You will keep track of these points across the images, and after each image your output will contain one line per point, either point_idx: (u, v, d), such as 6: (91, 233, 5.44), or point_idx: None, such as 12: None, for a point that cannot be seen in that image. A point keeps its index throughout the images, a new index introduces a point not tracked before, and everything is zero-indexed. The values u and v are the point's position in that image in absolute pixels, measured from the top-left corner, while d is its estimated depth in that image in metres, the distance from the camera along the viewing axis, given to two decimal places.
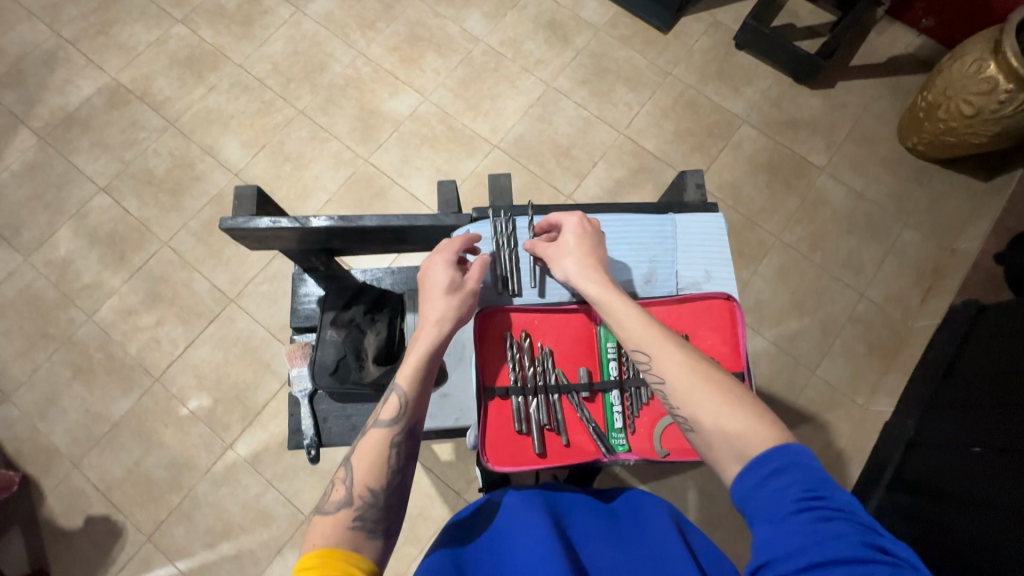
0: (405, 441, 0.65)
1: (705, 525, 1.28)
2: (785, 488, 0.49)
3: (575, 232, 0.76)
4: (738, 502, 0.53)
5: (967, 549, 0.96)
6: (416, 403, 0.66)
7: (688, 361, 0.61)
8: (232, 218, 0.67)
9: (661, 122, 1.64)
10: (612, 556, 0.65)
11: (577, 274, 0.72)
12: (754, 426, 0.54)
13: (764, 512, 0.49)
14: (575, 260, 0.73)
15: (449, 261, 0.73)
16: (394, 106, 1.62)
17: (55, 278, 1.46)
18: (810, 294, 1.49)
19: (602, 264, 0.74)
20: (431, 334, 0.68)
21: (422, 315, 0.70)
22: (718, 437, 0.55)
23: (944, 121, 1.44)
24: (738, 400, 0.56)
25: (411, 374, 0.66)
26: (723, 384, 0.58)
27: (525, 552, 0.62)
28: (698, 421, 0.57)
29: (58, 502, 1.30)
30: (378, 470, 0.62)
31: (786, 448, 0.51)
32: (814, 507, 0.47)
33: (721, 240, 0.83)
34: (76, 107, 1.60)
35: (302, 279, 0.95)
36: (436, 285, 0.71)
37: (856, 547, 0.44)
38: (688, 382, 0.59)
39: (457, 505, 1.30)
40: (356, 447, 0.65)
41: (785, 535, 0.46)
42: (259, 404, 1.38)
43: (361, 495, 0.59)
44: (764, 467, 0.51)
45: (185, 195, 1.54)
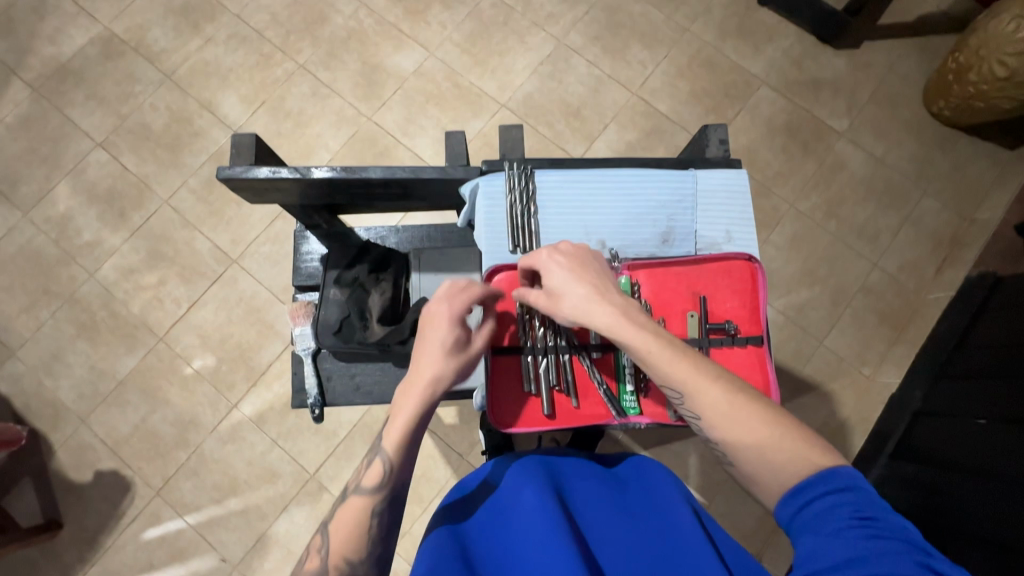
0: (387, 509, 0.62)
1: (704, 491, 1.30)
2: (837, 507, 0.50)
3: (557, 266, 0.65)
4: (786, 526, 0.54)
5: (971, 518, 0.97)
6: (401, 471, 0.62)
7: (730, 392, 0.59)
8: (229, 168, 0.64)
9: (676, 82, 1.57)
10: (617, 529, 0.64)
11: (583, 308, 0.62)
12: (806, 450, 0.55)
13: (813, 527, 0.50)
14: (581, 293, 0.63)
15: (459, 318, 0.65)
16: (398, 62, 1.56)
17: (55, 235, 1.44)
18: (822, 263, 1.46)
19: (607, 288, 0.64)
20: (421, 396, 0.63)
21: (415, 371, 0.63)
22: (766, 475, 0.55)
23: (974, 84, 1.37)
24: (785, 430, 0.56)
25: (398, 441, 0.61)
26: (766, 414, 0.58)
27: (529, 527, 0.61)
28: (743, 458, 0.57)
29: (67, 456, 1.32)
30: (357, 540, 0.59)
31: (840, 473, 0.52)
32: (864, 524, 0.48)
33: (744, 198, 0.80)
34: (69, 58, 1.54)
35: (304, 237, 0.92)
36: (436, 342, 0.64)
37: (904, 565, 0.44)
38: (727, 417, 0.58)
39: (459, 466, 1.31)
40: (333, 511, 0.62)
41: (831, 546, 0.47)
42: (264, 364, 1.39)
43: (337, 567, 0.56)
44: (812, 489, 0.52)
45: (183, 151, 1.50)
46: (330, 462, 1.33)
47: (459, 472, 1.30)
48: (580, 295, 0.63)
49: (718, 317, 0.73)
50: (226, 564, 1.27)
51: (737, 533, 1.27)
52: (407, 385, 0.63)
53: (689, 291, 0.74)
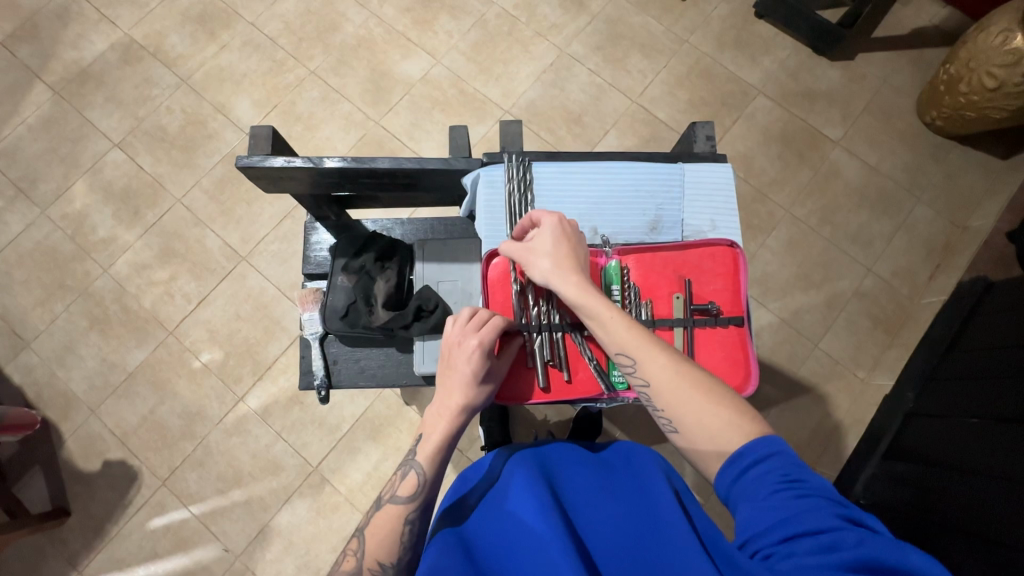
0: (419, 519, 0.66)
1: (700, 489, 1.32)
2: (765, 474, 0.55)
3: (552, 230, 0.72)
4: (724, 497, 0.58)
5: (960, 514, 0.99)
6: (433, 485, 0.67)
7: (673, 362, 0.64)
8: (248, 157, 0.68)
9: (675, 91, 1.62)
10: (607, 507, 0.65)
11: (553, 276, 0.69)
12: (737, 422, 0.59)
13: (747, 496, 0.55)
14: (552, 261, 0.70)
15: (484, 346, 0.69)
16: (406, 69, 1.61)
17: (71, 231, 1.49)
18: (817, 268, 1.49)
19: (581, 265, 0.71)
20: (452, 418, 0.69)
21: (444, 398, 0.70)
22: (702, 440, 0.60)
23: (965, 94, 1.41)
24: (720, 399, 0.61)
25: (430, 457, 0.68)
26: (705, 384, 0.63)
27: (522, 510, 0.62)
28: (682, 421, 0.61)
29: (77, 446, 1.36)
30: (389, 546, 0.63)
31: (765, 441, 0.57)
32: (793, 485, 0.53)
33: (728, 190, 0.84)
34: (90, 62, 1.60)
35: (313, 228, 0.96)
36: (462, 372, 0.70)
37: (829, 517, 0.50)
38: (671, 385, 0.63)
39: (459, 461, 1.34)
40: (368, 517, 0.67)
41: (765, 511, 0.52)
42: (270, 358, 1.42)
43: (370, 568, 0.61)
44: (744, 456, 0.57)
45: (197, 152, 1.55)
46: (333, 455, 1.36)
47: (459, 466, 1.33)
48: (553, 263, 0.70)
49: (702, 298, 0.76)
50: (230, 554, 1.30)
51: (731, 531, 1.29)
52: (437, 408, 0.70)
53: (675, 274, 0.77)
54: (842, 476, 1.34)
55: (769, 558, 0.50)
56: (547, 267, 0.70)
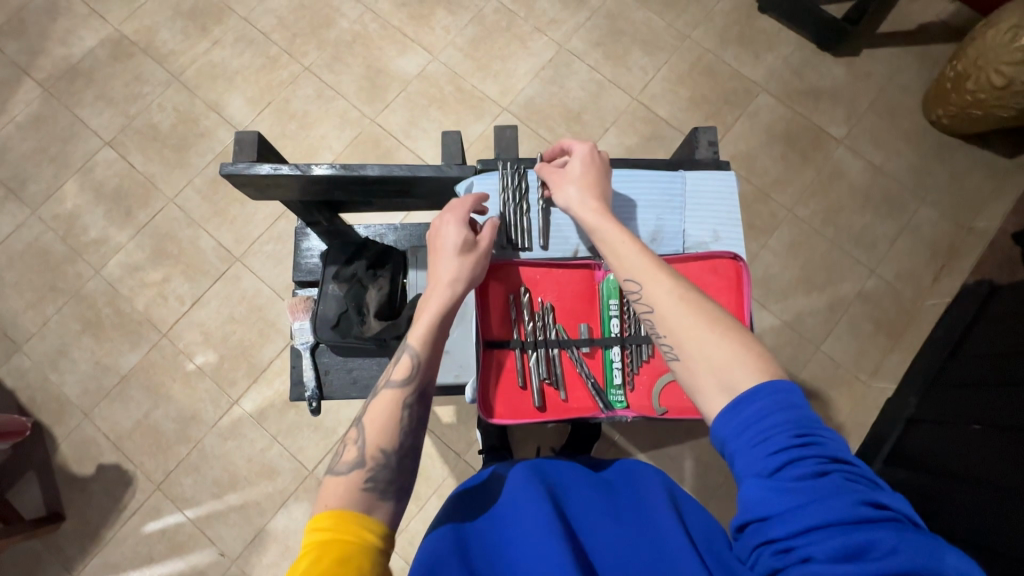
0: (417, 404, 0.65)
1: (700, 493, 1.31)
2: (775, 431, 0.50)
3: (584, 153, 0.75)
4: (721, 446, 0.54)
5: (963, 523, 0.98)
6: (429, 363, 0.66)
7: (678, 287, 0.61)
8: (233, 164, 0.66)
9: (676, 88, 1.59)
10: (608, 529, 0.62)
11: (576, 200, 0.71)
12: (740, 355, 0.54)
13: (752, 467, 0.49)
14: (577, 186, 0.72)
15: (462, 221, 0.70)
16: (402, 65, 1.58)
17: (62, 232, 1.47)
18: (819, 270, 1.47)
19: (605, 197, 0.72)
20: (444, 292, 0.68)
21: (433, 275, 0.69)
22: (704, 368, 0.55)
23: (972, 92, 1.38)
24: (724, 329, 0.57)
25: (424, 334, 0.66)
26: (710, 314, 0.59)
27: (524, 529, 0.60)
28: (683, 347, 0.58)
29: (70, 450, 1.34)
30: (389, 431, 0.62)
31: (773, 385, 0.52)
32: (804, 456, 0.48)
33: (731, 199, 0.81)
34: (80, 59, 1.57)
35: (305, 233, 0.94)
36: (448, 244, 0.69)
37: (852, 506, 0.44)
38: (676, 312, 0.59)
39: (456, 466, 1.32)
40: (365, 408, 0.65)
41: (780, 495, 0.47)
42: (264, 361, 1.40)
43: (373, 455, 0.59)
44: (747, 405, 0.52)
45: (190, 151, 1.52)
46: (329, 460, 1.34)
47: (457, 471, 1.31)
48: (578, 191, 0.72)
49: None
50: (225, 558, 1.29)
51: None
52: (428, 288, 0.69)
53: None
54: None
55: (785, 553, 0.45)
56: (573, 194, 0.72)
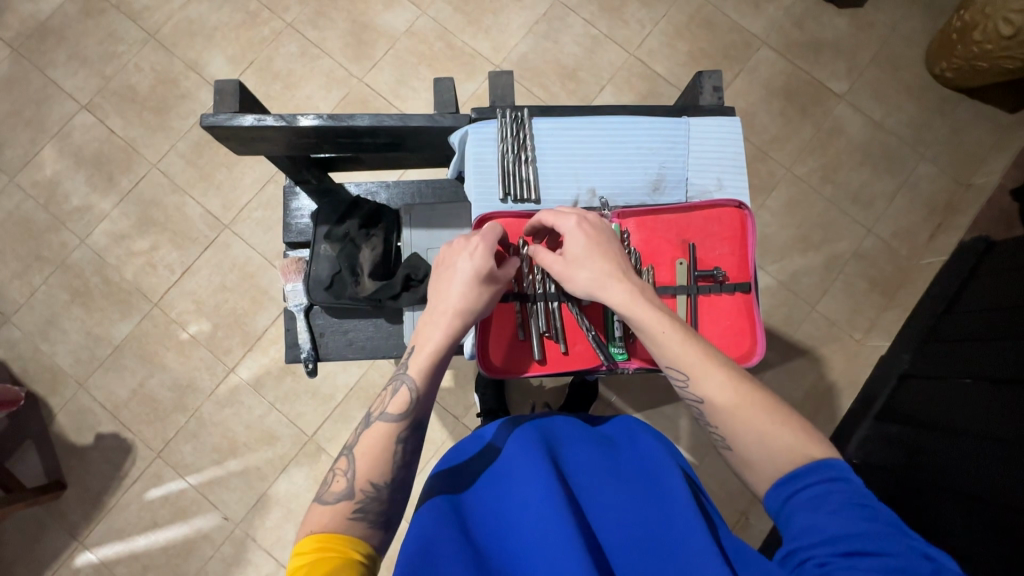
0: (411, 437, 0.64)
1: (694, 451, 1.33)
2: (831, 490, 0.52)
3: (580, 231, 0.67)
4: (772, 513, 0.56)
5: (952, 474, 1.00)
6: (426, 398, 0.64)
7: (731, 379, 0.60)
8: (212, 115, 0.63)
9: (675, 42, 1.54)
10: (614, 492, 0.63)
11: (595, 286, 0.65)
12: (802, 445, 0.55)
13: (807, 505, 0.52)
14: (589, 270, 0.66)
15: (474, 245, 0.68)
16: (389, 20, 1.51)
17: (43, 201, 1.42)
18: (817, 229, 1.46)
19: (623, 267, 0.67)
20: (448, 326, 0.65)
21: (440, 300, 0.66)
22: (763, 461, 0.56)
23: (978, 43, 1.33)
24: (783, 418, 0.57)
25: (423, 367, 0.64)
26: (768, 403, 0.58)
27: (524, 494, 0.60)
28: (740, 442, 0.58)
29: (67, 420, 1.34)
30: (380, 466, 0.61)
31: (832, 464, 0.53)
32: (861, 505, 0.50)
33: (737, 146, 0.79)
34: (48, 16, 1.49)
35: (294, 193, 0.91)
36: (461, 274, 0.66)
37: (898, 545, 0.46)
38: (729, 403, 0.59)
39: (455, 429, 1.33)
40: (356, 435, 0.64)
41: (829, 523, 0.49)
42: (259, 329, 1.39)
43: (363, 491, 0.59)
44: (805, 478, 0.53)
45: (170, 113, 1.46)
46: (328, 425, 1.35)
47: (455, 434, 1.32)
48: (591, 272, 0.66)
49: (706, 263, 0.75)
50: (229, 522, 1.31)
51: (724, 490, 1.32)
52: (430, 315, 0.66)
53: (679, 239, 0.76)
54: (834, 434, 1.35)
55: (824, 567, 0.47)
56: (587, 278, 0.66)
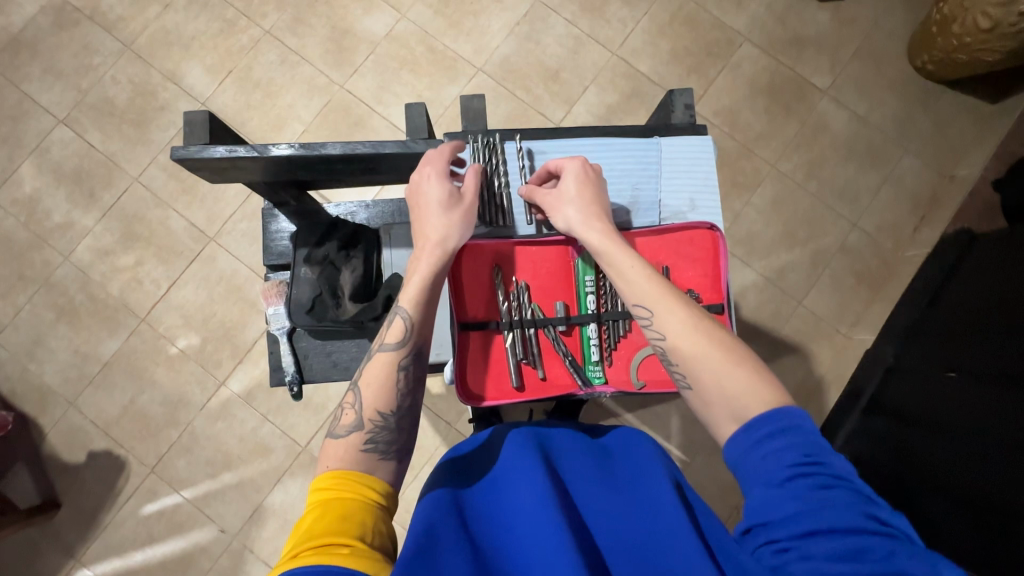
0: (413, 365, 0.65)
1: (686, 449, 1.35)
2: (785, 452, 0.52)
3: (576, 175, 0.72)
4: (734, 468, 0.57)
5: (941, 468, 1.02)
6: (422, 324, 0.65)
7: (692, 318, 0.62)
8: (184, 147, 0.63)
9: (657, 41, 1.53)
10: (605, 496, 0.63)
11: (579, 222, 0.69)
12: (754, 386, 0.57)
13: (761, 477, 0.52)
14: (576, 207, 0.70)
15: (441, 172, 0.69)
16: (369, 25, 1.50)
17: (24, 218, 1.41)
18: (802, 225, 1.47)
19: (605, 211, 0.70)
20: (434, 253, 0.66)
21: (421, 234, 0.67)
22: (720, 398, 0.58)
23: (957, 36, 1.33)
24: (739, 357, 0.59)
25: (415, 296, 0.65)
26: (724, 341, 0.61)
27: (519, 500, 0.60)
28: (697, 380, 0.60)
29: (59, 439, 1.34)
30: (385, 395, 0.63)
31: (787, 411, 0.55)
32: (812, 472, 0.51)
33: (709, 165, 0.81)
34: (20, 29, 1.46)
35: (273, 215, 0.91)
36: (431, 201, 0.68)
37: (855, 516, 0.47)
38: (689, 339, 0.61)
39: (448, 435, 1.34)
40: (362, 371, 0.66)
41: (783, 499, 0.49)
42: (249, 341, 1.39)
43: (371, 420, 0.61)
44: (759, 429, 0.55)
45: (150, 126, 1.45)
46: (321, 435, 1.35)
47: (449, 440, 1.33)
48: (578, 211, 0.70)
49: (681, 286, 0.76)
50: (225, 534, 1.31)
51: (716, 486, 1.33)
52: (416, 250, 0.67)
53: (654, 262, 0.76)
54: (823, 429, 1.37)
55: (783, 553, 0.47)
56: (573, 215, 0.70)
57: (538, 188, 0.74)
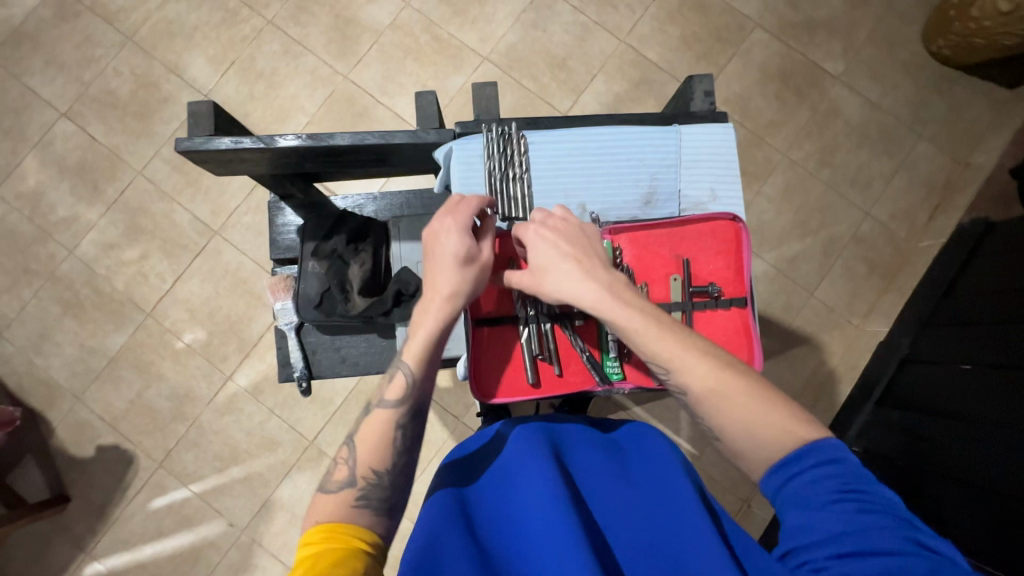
0: (411, 422, 0.65)
1: (696, 442, 1.34)
2: (824, 479, 0.51)
3: (547, 235, 0.67)
4: (770, 498, 0.55)
5: (956, 459, 1.00)
6: (424, 383, 0.65)
7: (713, 365, 0.59)
8: (189, 139, 0.61)
9: (667, 27, 1.50)
10: (620, 494, 0.62)
11: (573, 283, 0.64)
12: (790, 429, 0.55)
13: (798, 502, 0.51)
14: (564, 264, 0.65)
15: (461, 226, 0.67)
16: (373, 14, 1.47)
17: (29, 212, 1.40)
18: (814, 214, 1.44)
19: (596, 257, 0.67)
20: (442, 308, 0.65)
21: (431, 287, 0.66)
22: (752, 449, 0.56)
23: (976, 19, 1.30)
24: (772, 402, 0.57)
25: (419, 352, 0.65)
26: (752, 384, 0.58)
27: (529, 502, 0.59)
28: (727, 428, 0.58)
29: (67, 433, 1.34)
30: (382, 451, 0.62)
31: (829, 446, 0.53)
32: (851, 498, 0.49)
33: (729, 154, 0.79)
34: (20, 20, 1.44)
35: (279, 208, 0.90)
36: (447, 254, 0.66)
37: (898, 539, 0.45)
38: (715, 390, 0.58)
39: (456, 428, 1.34)
40: (357, 426, 0.65)
41: (821, 522, 0.48)
42: (255, 335, 1.38)
43: (365, 476, 0.60)
44: (796, 462, 0.53)
45: (153, 118, 1.43)
46: (328, 428, 1.35)
47: (456, 433, 1.33)
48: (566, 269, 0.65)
49: (700, 278, 0.74)
50: (234, 528, 1.31)
51: (726, 479, 1.32)
52: (423, 301, 0.66)
53: (673, 254, 0.75)
54: (835, 421, 1.35)
55: (819, 572, 0.46)
56: (562, 276, 0.65)
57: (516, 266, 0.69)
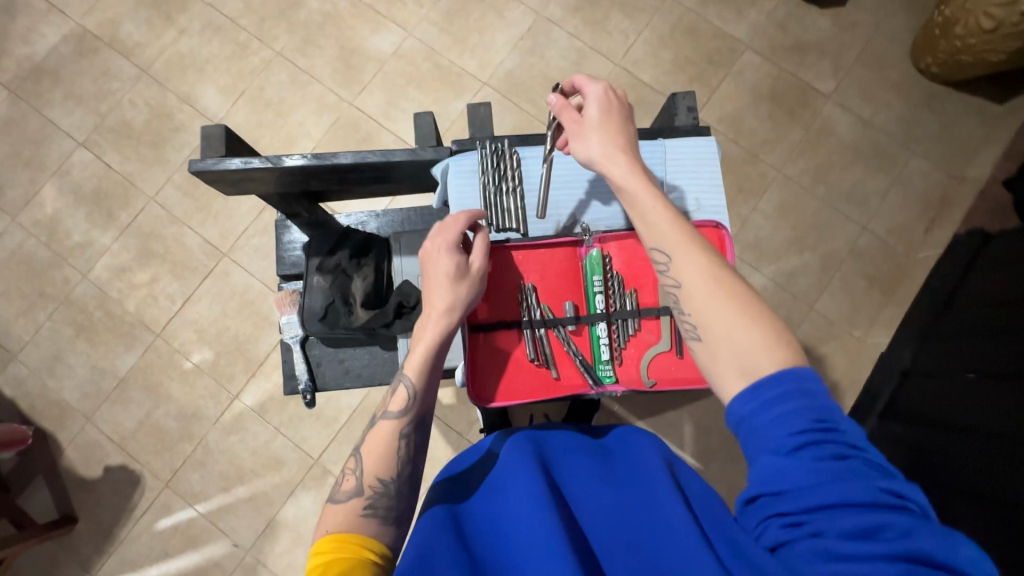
0: (414, 432, 0.67)
1: (700, 456, 1.33)
2: (795, 415, 0.50)
3: (601, 99, 0.72)
4: (734, 426, 0.55)
5: (964, 473, 0.99)
6: (425, 395, 0.67)
7: (710, 264, 0.61)
8: (201, 160, 0.66)
9: (659, 51, 1.55)
10: (608, 494, 0.63)
11: (603, 155, 0.69)
12: (769, 344, 0.54)
13: (766, 441, 0.50)
14: (600, 135, 0.70)
15: (450, 243, 0.69)
16: (377, 44, 1.54)
17: (45, 238, 1.45)
18: (811, 229, 1.46)
19: (630, 147, 0.70)
20: (439, 324, 0.68)
21: (427, 304, 0.68)
22: (729, 349, 0.56)
23: (961, 38, 1.34)
24: (755, 316, 0.57)
25: (418, 365, 0.67)
26: (743, 299, 0.58)
27: (516, 509, 0.59)
28: (709, 330, 0.58)
29: (76, 453, 1.35)
30: (387, 461, 0.64)
31: (796, 372, 0.52)
32: (824, 440, 0.48)
33: (713, 165, 0.83)
34: (43, 57, 1.52)
35: (286, 227, 0.94)
36: (441, 273, 0.68)
37: (872, 491, 0.45)
38: (704, 288, 0.59)
39: (459, 445, 1.34)
40: (364, 438, 0.67)
41: (795, 469, 0.47)
42: (261, 355, 1.40)
43: (371, 485, 0.61)
44: (769, 389, 0.52)
45: (166, 146, 1.49)
46: (333, 447, 1.36)
47: (460, 450, 1.33)
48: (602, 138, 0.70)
49: None
50: (239, 549, 1.31)
51: (732, 494, 1.31)
52: (422, 319, 0.69)
53: None
54: None
55: (799, 527, 0.46)
56: (597, 144, 0.70)
57: (565, 109, 0.73)
